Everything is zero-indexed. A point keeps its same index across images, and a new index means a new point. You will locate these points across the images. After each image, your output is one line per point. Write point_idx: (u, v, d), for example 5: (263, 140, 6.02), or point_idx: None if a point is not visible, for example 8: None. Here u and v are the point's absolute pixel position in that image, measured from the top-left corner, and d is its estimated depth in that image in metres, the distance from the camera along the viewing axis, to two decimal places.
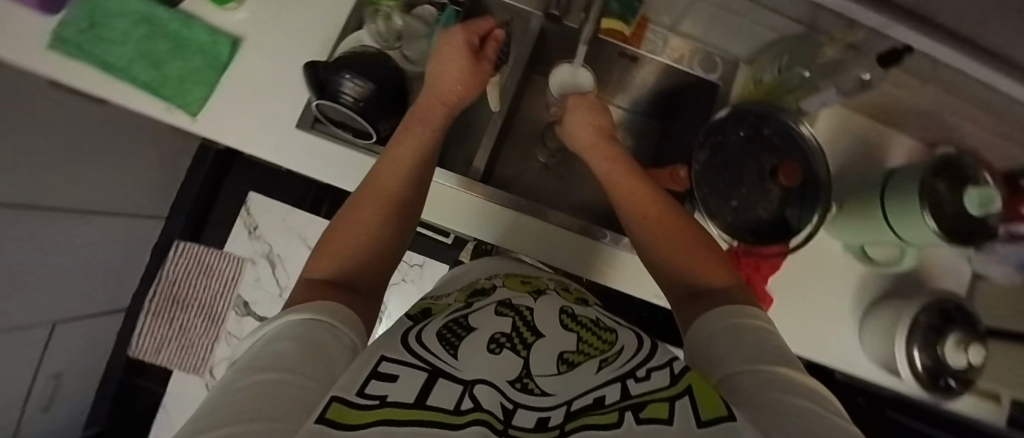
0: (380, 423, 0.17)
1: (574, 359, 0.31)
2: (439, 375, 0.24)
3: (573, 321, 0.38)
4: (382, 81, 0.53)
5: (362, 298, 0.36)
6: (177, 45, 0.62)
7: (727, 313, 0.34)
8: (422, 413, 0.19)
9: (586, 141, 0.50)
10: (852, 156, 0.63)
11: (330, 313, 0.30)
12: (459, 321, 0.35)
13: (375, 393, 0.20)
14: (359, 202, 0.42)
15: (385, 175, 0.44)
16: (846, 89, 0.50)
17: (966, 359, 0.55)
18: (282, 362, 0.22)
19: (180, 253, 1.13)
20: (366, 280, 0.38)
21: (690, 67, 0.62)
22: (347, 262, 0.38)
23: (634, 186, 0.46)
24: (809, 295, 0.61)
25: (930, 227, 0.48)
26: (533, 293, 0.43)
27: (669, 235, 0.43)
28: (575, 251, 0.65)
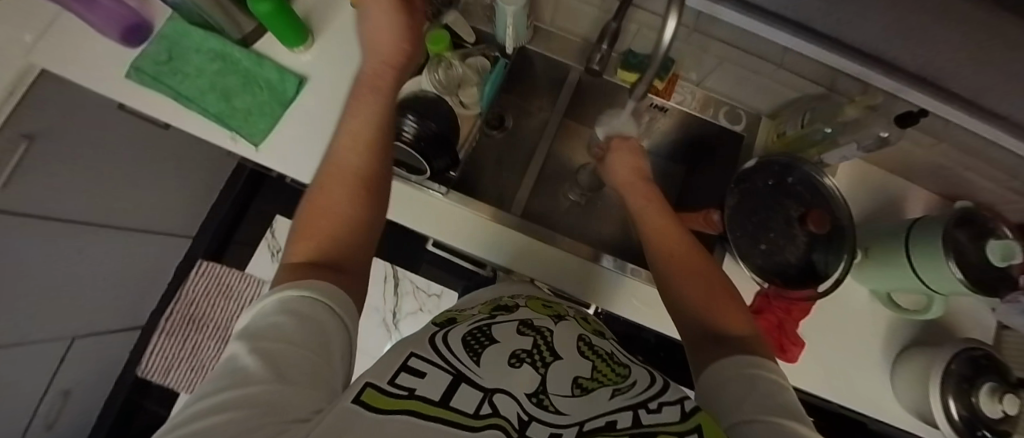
0: (403, 414, 0.20)
1: (588, 385, 0.31)
2: (462, 380, 0.27)
3: (589, 349, 0.38)
4: (438, 122, 0.58)
5: (351, 275, 0.34)
6: (247, 81, 0.68)
7: (753, 362, 0.32)
8: (441, 410, 0.22)
9: (623, 178, 0.54)
10: (872, 204, 0.66)
11: (326, 288, 0.29)
12: (482, 330, 0.37)
13: (406, 386, 0.23)
14: (333, 177, 0.40)
15: (358, 144, 0.43)
16: (866, 143, 0.56)
17: (1001, 409, 0.55)
18: (284, 331, 0.24)
19: (203, 271, 1.15)
20: (352, 256, 0.36)
21: (715, 118, 0.68)
22: (326, 241, 0.36)
23: (664, 224, 0.48)
24: (837, 339, 0.63)
25: (958, 277, 0.50)
26: (553, 317, 0.44)
27: (693, 280, 0.42)
28: (577, 275, 0.64)
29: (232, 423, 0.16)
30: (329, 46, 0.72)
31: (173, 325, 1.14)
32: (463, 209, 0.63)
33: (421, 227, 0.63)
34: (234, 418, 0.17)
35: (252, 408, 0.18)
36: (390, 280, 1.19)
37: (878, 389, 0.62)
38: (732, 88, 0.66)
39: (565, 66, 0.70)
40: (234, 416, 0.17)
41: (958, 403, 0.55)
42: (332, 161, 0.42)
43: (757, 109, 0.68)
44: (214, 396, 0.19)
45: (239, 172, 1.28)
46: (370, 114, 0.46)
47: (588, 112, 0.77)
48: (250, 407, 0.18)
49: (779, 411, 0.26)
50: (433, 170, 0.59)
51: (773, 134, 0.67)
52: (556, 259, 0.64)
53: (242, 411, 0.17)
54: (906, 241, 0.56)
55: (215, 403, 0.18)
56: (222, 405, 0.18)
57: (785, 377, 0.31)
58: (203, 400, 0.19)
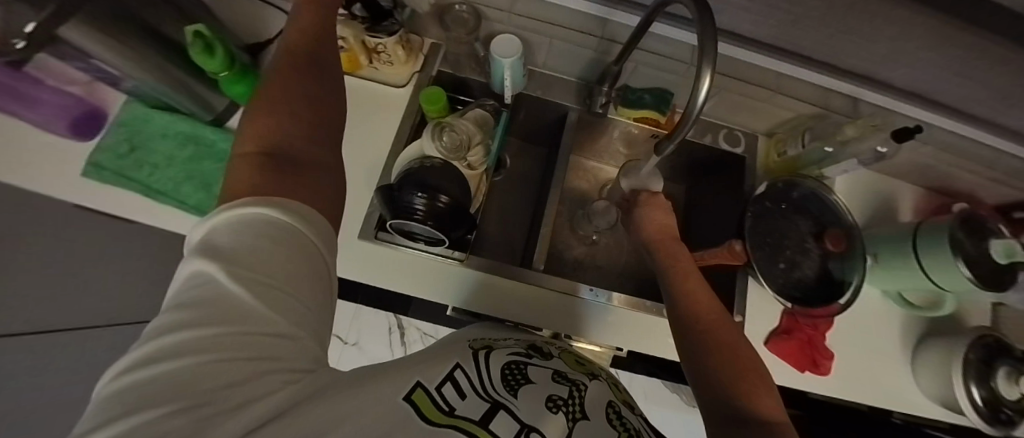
0: (451, 430, 0.23)
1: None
2: (500, 406, 0.27)
3: (618, 418, 0.34)
4: (450, 194, 0.53)
5: (307, 170, 0.32)
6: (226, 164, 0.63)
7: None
8: (480, 429, 0.24)
9: (653, 235, 0.54)
10: (870, 208, 0.69)
11: (304, 212, 0.27)
12: (519, 365, 0.34)
13: (450, 401, 0.26)
14: (268, 105, 0.34)
15: (303, 76, 0.38)
16: (865, 159, 0.59)
17: (1019, 391, 0.59)
18: (274, 259, 0.23)
19: None
20: (309, 151, 0.34)
21: (717, 143, 0.69)
22: (273, 137, 0.32)
23: (698, 286, 0.47)
24: (863, 343, 0.65)
25: (968, 278, 0.53)
26: (587, 375, 0.40)
27: (729, 352, 0.40)
28: (559, 310, 0.63)
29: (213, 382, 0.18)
30: None
31: None
32: (483, 273, 0.61)
33: (387, 285, 0.59)
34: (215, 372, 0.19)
35: (234, 359, 0.19)
36: (395, 330, 1.14)
37: (906, 384, 0.64)
38: (731, 113, 0.68)
39: (562, 107, 0.69)
40: (216, 368, 0.19)
41: (980, 387, 0.59)
42: (264, 87, 0.36)
43: (754, 129, 0.70)
44: (202, 319, 0.20)
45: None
46: (301, 26, 0.43)
47: (589, 147, 0.76)
48: (233, 357, 0.19)
49: None
50: (451, 238, 0.57)
51: (774, 153, 0.68)
52: (572, 308, 0.63)
53: (230, 362, 0.19)
54: (914, 244, 0.59)
55: (200, 336, 0.19)
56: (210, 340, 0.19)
57: None
58: (192, 312, 0.20)
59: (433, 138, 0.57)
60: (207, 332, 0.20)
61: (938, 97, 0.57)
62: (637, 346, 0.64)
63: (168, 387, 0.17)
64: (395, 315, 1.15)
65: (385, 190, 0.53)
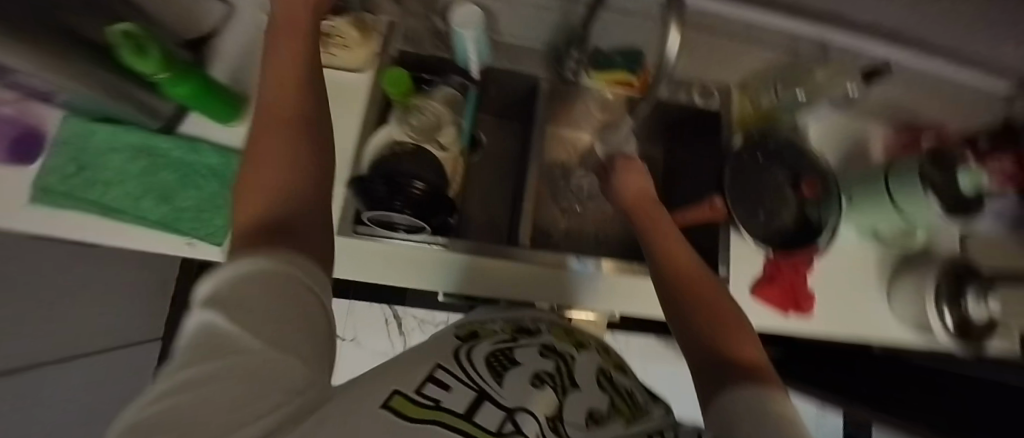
0: (433, 425, 0.22)
1: (602, 417, 0.30)
2: (484, 396, 0.27)
3: (608, 382, 0.35)
4: (428, 181, 0.52)
5: (311, 239, 0.26)
6: (183, 174, 0.59)
7: (755, 397, 0.32)
8: (467, 425, 0.23)
9: (632, 199, 0.54)
10: (851, 150, 0.69)
11: (303, 267, 0.22)
12: (505, 352, 0.34)
13: (431, 395, 0.25)
14: (266, 154, 0.29)
15: (301, 107, 0.32)
16: (835, 98, 0.60)
17: (984, 310, 0.64)
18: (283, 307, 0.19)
19: None
20: (309, 214, 0.27)
21: (692, 99, 0.67)
22: (266, 202, 0.26)
23: (676, 247, 0.47)
24: (844, 283, 0.67)
25: (935, 207, 0.57)
26: (577, 345, 0.40)
27: (712, 306, 0.42)
28: (548, 285, 0.63)
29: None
30: None
31: None
32: (472, 257, 0.59)
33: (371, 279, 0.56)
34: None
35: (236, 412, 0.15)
36: (392, 322, 1.14)
37: (885, 316, 0.67)
38: (703, 68, 0.66)
39: (531, 76, 0.66)
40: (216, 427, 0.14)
41: (953, 310, 0.63)
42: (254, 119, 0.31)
43: (727, 80, 0.68)
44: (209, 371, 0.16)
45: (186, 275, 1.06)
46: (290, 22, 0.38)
47: (565, 116, 0.74)
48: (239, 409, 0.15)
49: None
50: (432, 225, 0.55)
51: (749, 105, 0.67)
52: (562, 280, 0.63)
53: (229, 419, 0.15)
54: (885, 184, 0.60)
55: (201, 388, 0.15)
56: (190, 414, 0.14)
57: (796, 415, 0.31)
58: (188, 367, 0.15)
59: (396, 122, 0.56)
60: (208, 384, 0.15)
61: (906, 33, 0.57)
62: (631, 308, 0.66)
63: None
64: (390, 306, 1.14)
65: (357, 182, 0.50)
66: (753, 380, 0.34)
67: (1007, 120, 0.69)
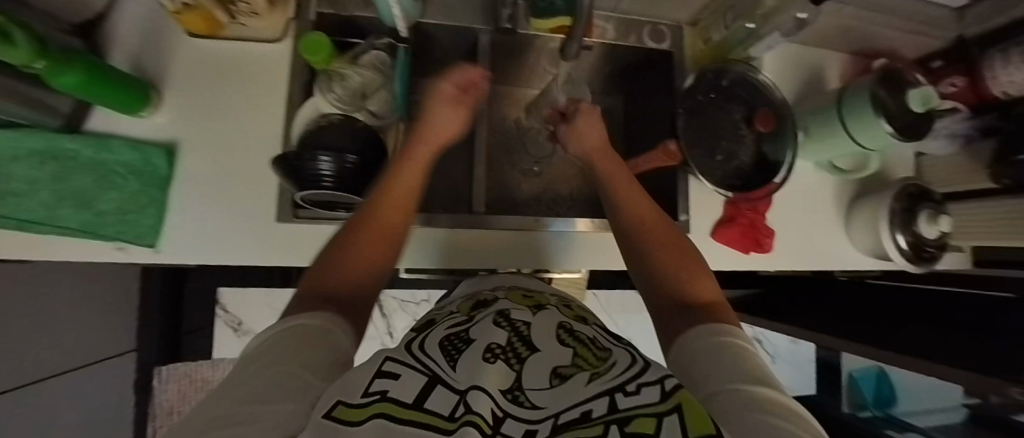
0: (376, 420, 0.18)
1: (567, 371, 0.26)
2: (436, 381, 0.23)
3: (571, 335, 0.32)
4: (358, 151, 0.49)
5: (353, 311, 0.35)
6: (100, 175, 0.53)
7: (711, 332, 0.32)
8: (416, 414, 0.19)
9: (593, 144, 0.51)
10: (802, 83, 0.70)
11: (334, 326, 0.30)
12: (459, 334, 0.32)
13: (376, 390, 0.21)
14: (357, 229, 0.39)
15: (383, 202, 0.41)
16: (786, 29, 0.55)
17: (938, 229, 0.63)
18: (286, 351, 0.25)
19: (166, 378, 1.02)
20: (360, 292, 0.37)
21: (642, 43, 0.65)
22: (347, 280, 0.36)
23: (635, 193, 0.46)
24: (803, 217, 0.68)
25: (888, 131, 0.55)
26: (533, 307, 0.39)
27: (670, 249, 0.42)
28: (518, 250, 0.63)
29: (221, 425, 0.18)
30: (189, 99, 0.58)
31: None
32: (422, 230, 0.59)
33: None
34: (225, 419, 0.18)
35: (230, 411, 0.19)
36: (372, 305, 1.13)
37: (842, 244, 0.69)
38: (652, 6, 0.63)
39: (470, 31, 0.62)
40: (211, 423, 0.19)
41: (907, 233, 0.64)
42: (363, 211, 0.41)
43: (679, 20, 0.67)
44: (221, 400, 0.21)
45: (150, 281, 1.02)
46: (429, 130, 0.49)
47: (515, 73, 0.71)
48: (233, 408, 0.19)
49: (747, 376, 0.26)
50: (374, 201, 0.52)
51: (700, 42, 0.67)
52: (520, 243, 0.63)
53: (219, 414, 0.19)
54: (838, 110, 0.59)
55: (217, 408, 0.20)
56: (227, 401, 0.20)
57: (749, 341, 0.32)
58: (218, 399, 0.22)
59: (319, 91, 0.52)
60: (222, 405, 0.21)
61: None
62: (595, 264, 0.65)
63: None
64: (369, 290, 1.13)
65: (282, 161, 0.45)
66: (708, 315, 0.35)
67: (962, 38, 0.68)
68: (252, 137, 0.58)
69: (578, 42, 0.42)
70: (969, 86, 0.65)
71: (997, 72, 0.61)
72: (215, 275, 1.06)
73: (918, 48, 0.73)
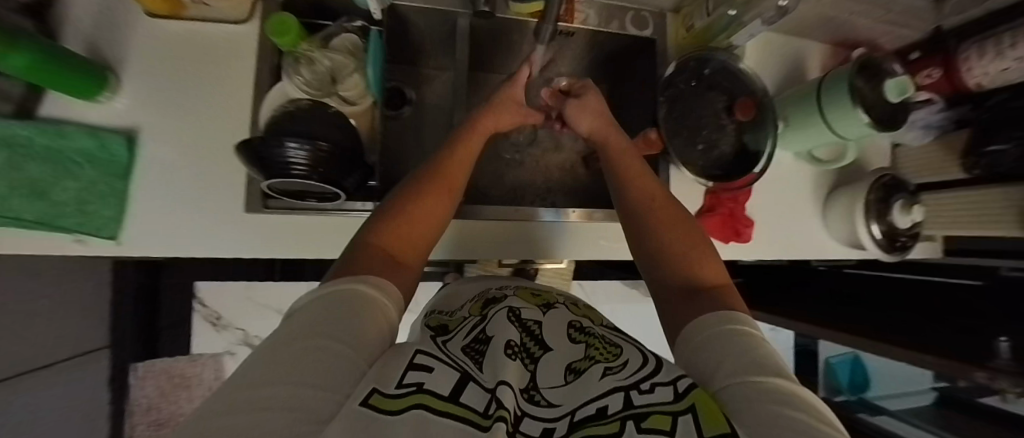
0: (415, 410, 0.19)
1: (581, 366, 0.29)
2: (468, 377, 0.25)
3: (581, 332, 0.34)
4: (329, 138, 0.46)
5: (405, 274, 0.37)
6: (54, 163, 0.50)
7: (722, 318, 0.33)
8: (453, 406, 0.21)
9: (589, 124, 0.53)
10: (783, 74, 0.70)
11: (389, 293, 0.33)
12: (478, 336, 0.34)
13: (412, 382, 0.22)
14: (402, 214, 0.40)
15: (429, 190, 0.43)
16: (768, 17, 0.54)
17: (911, 219, 0.65)
18: (327, 322, 0.26)
19: (144, 374, 1.02)
20: (412, 260, 0.39)
21: (625, 29, 0.64)
22: (405, 245, 0.39)
23: (649, 182, 0.48)
24: (784, 207, 0.68)
25: (864, 119, 0.55)
26: (543, 306, 0.38)
27: (680, 235, 0.43)
28: (506, 240, 0.63)
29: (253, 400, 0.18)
30: (150, 83, 0.55)
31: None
32: None
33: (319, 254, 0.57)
34: (260, 391, 0.19)
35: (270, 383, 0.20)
36: None
37: (820, 233, 0.70)
38: None
39: (448, 15, 0.60)
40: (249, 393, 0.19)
41: (881, 222, 0.65)
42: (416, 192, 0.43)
43: (661, 7, 0.66)
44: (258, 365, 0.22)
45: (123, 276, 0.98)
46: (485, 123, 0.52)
47: (497, 59, 0.69)
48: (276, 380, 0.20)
49: (760, 370, 0.26)
50: (347, 190, 0.51)
51: (682, 29, 0.66)
52: (511, 233, 0.63)
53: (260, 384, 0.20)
54: (817, 100, 0.59)
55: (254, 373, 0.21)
56: (266, 369, 0.21)
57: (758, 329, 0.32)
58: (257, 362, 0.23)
59: (287, 74, 0.50)
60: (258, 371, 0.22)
61: None
62: (576, 253, 0.67)
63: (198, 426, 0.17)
64: None
65: (245, 147, 0.43)
66: (715, 298, 0.36)
67: (939, 29, 0.69)
68: (220, 122, 0.56)
69: (552, 26, 0.42)
70: (944, 78, 0.66)
71: (971, 64, 0.62)
72: (190, 269, 1.02)
73: (897, 39, 0.74)
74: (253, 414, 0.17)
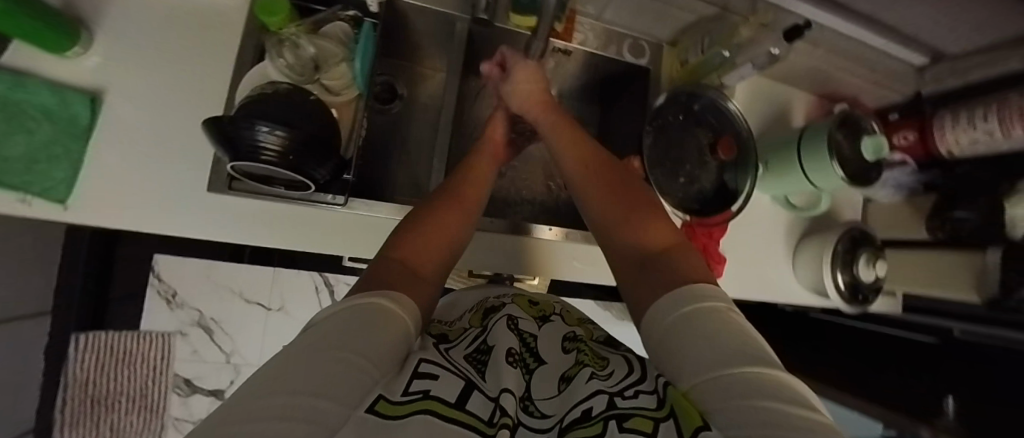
0: (419, 414, 0.20)
1: (572, 374, 0.31)
2: (472, 385, 0.26)
3: (574, 343, 0.37)
4: (303, 125, 0.44)
5: (426, 286, 0.36)
6: (5, 115, 0.45)
7: (690, 295, 0.32)
8: (458, 412, 0.22)
9: (533, 101, 0.53)
10: (769, 118, 0.72)
11: (407, 303, 0.31)
12: (479, 347, 0.35)
13: (417, 389, 0.23)
14: (417, 228, 0.40)
15: (446, 200, 0.45)
16: (759, 62, 0.57)
17: (874, 273, 0.68)
18: (345, 333, 0.25)
19: (83, 348, 0.93)
20: (433, 274, 0.38)
21: (621, 55, 0.64)
22: (425, 258, 0.38)
23: (604, 167, 0.48)
24: (758, 248, 0.70)
25: (840, 176, 0.57)
26: (539, 319, 0.41)
27: (629, 207, 0.44)
28: (486, 250, 0.62)
29: (259, 412, 0.17)
30: (125, 45, 0.52)
31: (87, 419, 0.95)
32: (375, 217, 0.58)
33: (292, 244, 0.56)
34: (267, 402, 0.18)
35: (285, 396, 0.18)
36: (323, 289, 1.04)
37: (788, 278, 0.71)
38: (634, 18, 0.62)
39: (448, 17, 0.60)
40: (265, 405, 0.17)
41: (845, 273, 0.68)
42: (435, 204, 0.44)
43: (660, 38, 0.67)
44: (270, 378, 0.20)
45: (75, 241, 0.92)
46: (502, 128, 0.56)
47: None
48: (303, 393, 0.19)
49: (729, 355, 0.25)
50: (318, 181, 0.49)
51: (677, 62, 0.67)
52: (507, 245, 0.63)
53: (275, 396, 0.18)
54: (797, 148, 0.61)
55: (268, 384, 0.20)
56: (275, 383, 0.20)
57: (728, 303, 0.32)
58: (264, 376, 0.21)
59: (269, 57, 0.48)
60: (272, 381, 0.20)
61: None
62: (553, 271, 0.66)
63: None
64: (322, 272, 1.04)
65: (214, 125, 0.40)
66: (667, 267, 0.37)
67: (918, 94, 0.72)
68: (198, 96, 0.54)
69: (542, 42, 0.42)
70: (919, 141, 0.69)
71: (943, 132, 0.64)
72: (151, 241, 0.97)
73: (878, 99, 0.77)
74: (256, 425, 0.16)
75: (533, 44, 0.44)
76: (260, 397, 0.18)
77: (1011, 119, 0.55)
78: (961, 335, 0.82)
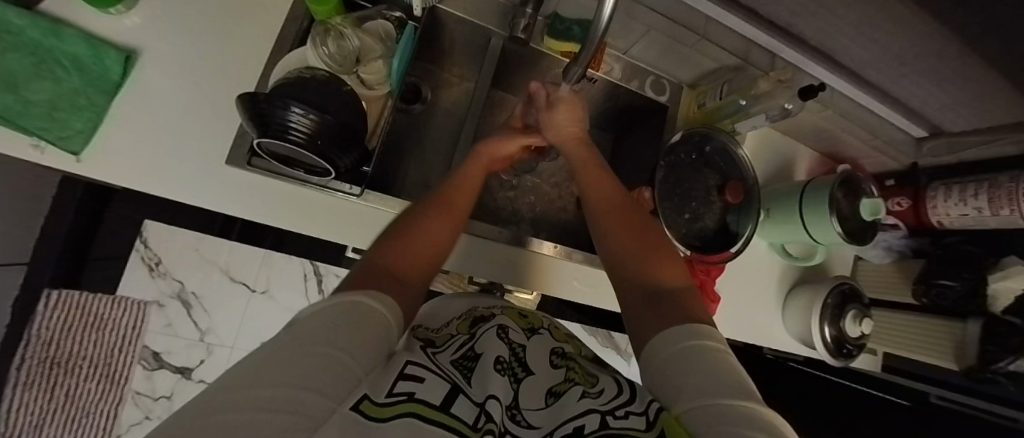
0: (404, 418, 0.21)
1: (561, 389, 0.31)
2: (458, 389, 0.26)
3: (562, 359, 0.37)
4: (337, 114, 0.45)
5: (408, 292, 0.35)
6: (35, 59, 0.46)
7: (691, 332, 0.33)
8: (443, 416, 0.22)
9: (568, 133, 0.57)
10: (774, 168, 0.75)
11: (387, 300, 0.31)
12: (466, 352, 0.34)
13: (402, 391, 0.23)
14: (408, 236, 0.40)
15: (440, 209, 0.44)
16: (772, 115, 0.62)
17: (860, 330, 0.70)
18: (337, 328, 0.25)
19: (52, 305, 0.89)
20: (414, 278, 0.37)
21: (643, 90, 0.67)
22: (411, 262, 0.38)
23: (630, 208, 0.50)
24: (750, 292, 0.71)
25: (837, 231, 0.60)
26: (527, 330, 0.40)
27: (647, 245, 0.46)
28: (492, 259, 0.63)
29: (241, 402, 0.17)
30: (166, 9, 0.53)
31: (41, 381, 0.90)
32: (383, 211, 0.58)
33: (297, 228, 0.55)
34: (254, 392, 0.18)
35: (272, 385, 0.19)
36: (311, 278, 1.02)
37: (777, 325, 0.72)
38: (660, 57, 0.66)
39: (485, 31, 0.63)
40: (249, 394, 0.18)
41: (832, 326, 0.70)
42: (431, 210, 0.44)
43: (680, 79, 0.71)
44: (260, 363, 0.20)
45: (68, 192, 0.91)
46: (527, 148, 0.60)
47: (519, 83, 0.71)
48: (286, 385, 0.19)
49: (730, 394, 0.26)
50: (338, 169, 0.50)
51: (694, 104, 0.71)
52: (512, 258, 0.64)
53: (261, 386, 0.18)
54: (799, 200, 0.64)
55: (255, 369, 0.20)
56: (267, 370, 0.20)
57: (723, 342, 0.33)
58: (253, 359, 0.21)
59: (313, 42, 0.50)
60: (258, 368, 0.20)
61: (845, 61, 0.59)
62: (552, 289, 0.66)
63: (186, 421, 0.16)
64: (313, 261, 1.02)
65: (248, 100, 0.41)
66: (678, 304, 0.38)
67: (915, 165, 0.77)
68: (233, 70, 0.55)
69: (581, 69, 0.44)
70: (911, 208, 0.72)
71: (935, 202, 0.68)
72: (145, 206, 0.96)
73: (877, 165, 0.82)
74: (244, 413, 0.16)
75: (572, 74, 0.47)
76: (246, 383, 0.18)
77: (1000, 198, 0.59)
78: (936, 400, 0.85)
